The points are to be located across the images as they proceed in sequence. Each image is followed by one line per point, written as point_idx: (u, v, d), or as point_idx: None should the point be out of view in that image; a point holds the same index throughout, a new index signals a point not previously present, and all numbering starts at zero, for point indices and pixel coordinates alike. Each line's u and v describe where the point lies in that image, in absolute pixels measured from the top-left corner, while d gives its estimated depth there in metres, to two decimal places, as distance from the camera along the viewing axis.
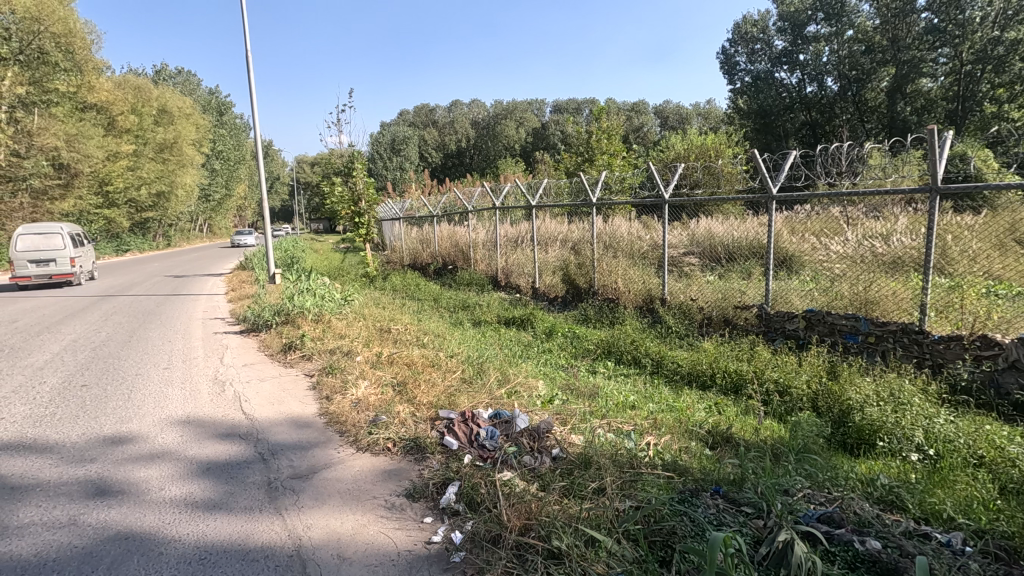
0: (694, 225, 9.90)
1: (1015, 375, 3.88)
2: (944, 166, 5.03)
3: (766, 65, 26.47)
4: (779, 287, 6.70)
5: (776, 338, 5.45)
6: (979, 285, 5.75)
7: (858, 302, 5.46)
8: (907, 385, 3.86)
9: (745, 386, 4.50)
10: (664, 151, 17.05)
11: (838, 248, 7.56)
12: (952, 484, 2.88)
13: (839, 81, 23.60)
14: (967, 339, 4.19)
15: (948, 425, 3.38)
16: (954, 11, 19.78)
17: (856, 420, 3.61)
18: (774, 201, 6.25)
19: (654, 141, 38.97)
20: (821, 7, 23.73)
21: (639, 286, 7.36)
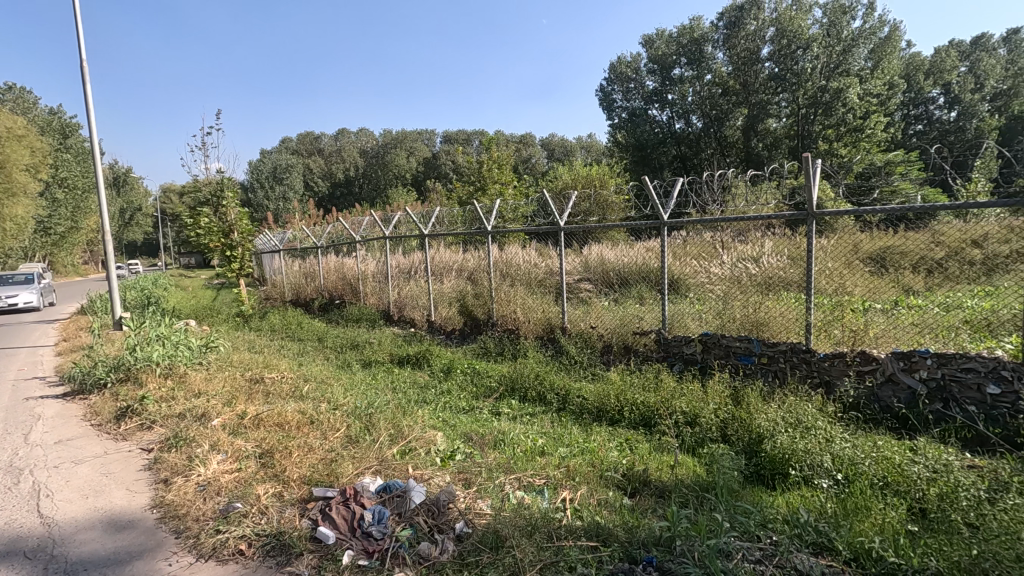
0: (587, 251, 9.95)
1: (893, 389, 4.02)
2: (818, 187, 5.47)
3: (640, 103, 28.41)
4: (674, 310, 6.76)
5: (676, 364, 5.37)
6: (847, 302, 6.18)
7: (748, 324, 5.61)
8: (807, 407, 3.81)
9: (654, 419, 4.29)
10: (552, 181, 17.39)
11: (719, 271, 7.92)
12: (867, 510, 2.75)
13: (703, 119, 25.87)
14: (849, 355, 4.28)
15: (850, 447, 3.29)
16: (790, 62, 22.75)
17: (768, 449, 3.48)
18: (666, 227, 6.31)
19: (541, 172, 40.33)
20: (683, 53, 26.05)
21: (538, 315, 7.10)
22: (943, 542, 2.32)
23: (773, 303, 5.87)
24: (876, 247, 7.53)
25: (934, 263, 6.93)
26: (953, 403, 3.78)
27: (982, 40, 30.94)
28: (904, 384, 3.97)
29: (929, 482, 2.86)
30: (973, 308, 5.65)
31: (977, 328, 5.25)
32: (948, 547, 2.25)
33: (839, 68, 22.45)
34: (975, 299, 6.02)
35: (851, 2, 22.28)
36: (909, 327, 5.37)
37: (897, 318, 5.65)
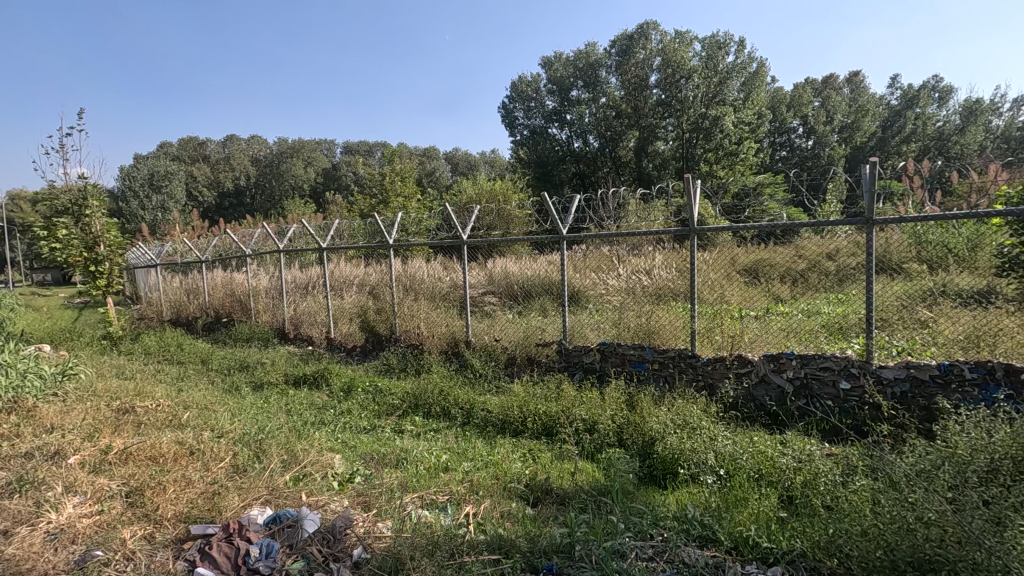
0: (491, 265, 10.05)
1: (765, 388, 4.45)
2: (698, 205, 5.95)
3: (541, 121, 29.38)
4: (574, 321, 7.00)
5: (577, 373, 5.56)
6: (727, 311, 6.77)
7: (641, 333, 5.95)
8: (693, 408, 4.09)
9: (556, 428, 4.40)
10: (456, 194, 17.42)
11: (615, 283, 8.34)
12: (745, 502, 3.00)
13: (599, 139, 27.16)
14: (728, 359, 4.67)
15: (730, 443, 3.57)
16: (674, 90, 24.67)
17: (660, 451, 3.70)
18: (565, 242, 6.55)
19: (445, 186, 40.25)
20: (580, 76, 27.39)
21: (442, 329, 7.04)
22: (806, 525, 2.58)
23: (663, 313, 6.27)
24: (750, 260, 8.32)
25: (797, 273, 7.78)
26: (814, 398, 4.24)
27: (830, 79, 35.55)
28: (774, 383, 4.40)
29: (796, 471, 3.18)
30: (828, 313, 6.41)
31: (832, 331, 5.96)
32: (810, 529, 2.51)
33: (716, 98, 24.81)
34: (830, 306, 6.83)
35: (725, 39, 24.67)
36: (778, 332, 5.98)
37: (768, 324, 6.27)
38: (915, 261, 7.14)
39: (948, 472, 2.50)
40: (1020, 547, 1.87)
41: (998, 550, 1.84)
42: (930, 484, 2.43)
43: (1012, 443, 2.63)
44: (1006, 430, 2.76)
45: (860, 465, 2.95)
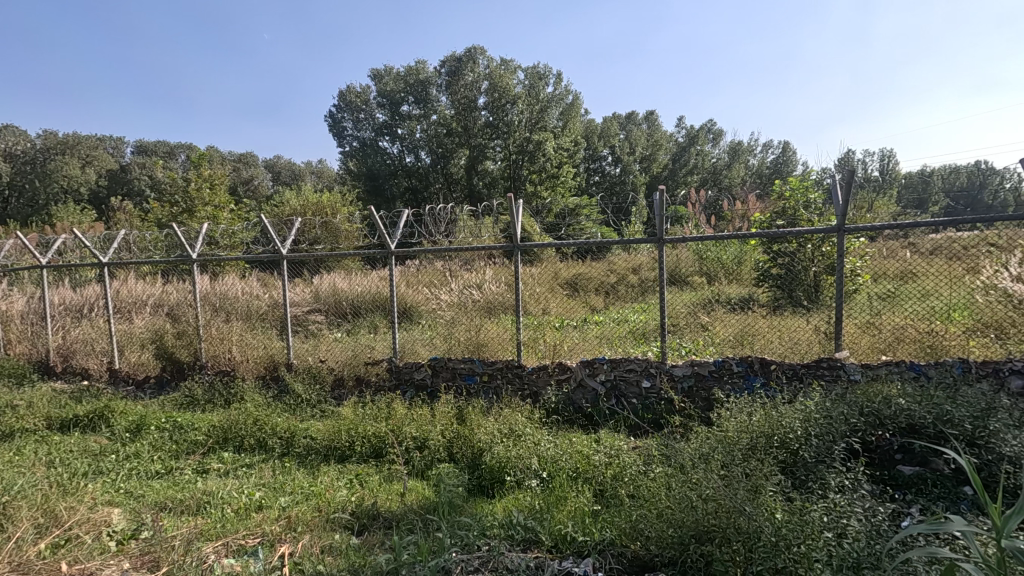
0: (317, 281, 9.44)
1: (582, 392, 4.83)
2: (521, 222, 6.26)
3: (370, 133, 28.66)
4: (404, 337, 6.87)
5: (408, 391, 5.44)
6: (549, 322, 7.24)
7: (471, 346, 6.06)
8: (519, 416, 4.27)
9: (385, 449, 4.24)
10: (276, 205, 16.04)
11: (447, 298, 8.38)
12: (564, 500, 3.20)
13: (430, 155, 27.31)
14: (550, 367, 4.97)
15: (552, 446, 3.78)
16: (501, 113, 25.96)
17: (488, 461, 3.77)
18: (394, 257, 6.41)
19: (265, 197, 36.96)
20: (410, 91, 27.43)
21: (259, 352, 6.39)
22: (614, 515, 2.84)
23: (491, 326, 6.47)
24: (570, 273, 9.02)
25: (609, 286, 8.64)
26: (622, 397, 4.72)
27: (632, 115, 40.61)
28: (590, 386, 4.81)
29: (607, 466, 3.49)
30: (634, 321, 7.21)
31: (637, 336, 6.71)
32: (617, 518, 2.76)
33: (538, 124, 26.74)
34: (636, 314, 7.70)
35: (545, 71, 26.73)
36: (593, 339, 6.54)
37: (585, 333, 6.83)
38: (697, 274, 8.41)
39: (720, 452, 2.95)
40: (770, 509, 2.28)
41: (755, 514, 2.21)
42: (707, 464, 2.84)
43: (766, 423, 3.21)
44: (761, 413, 3.35)
45: (657, 454, 3.34)
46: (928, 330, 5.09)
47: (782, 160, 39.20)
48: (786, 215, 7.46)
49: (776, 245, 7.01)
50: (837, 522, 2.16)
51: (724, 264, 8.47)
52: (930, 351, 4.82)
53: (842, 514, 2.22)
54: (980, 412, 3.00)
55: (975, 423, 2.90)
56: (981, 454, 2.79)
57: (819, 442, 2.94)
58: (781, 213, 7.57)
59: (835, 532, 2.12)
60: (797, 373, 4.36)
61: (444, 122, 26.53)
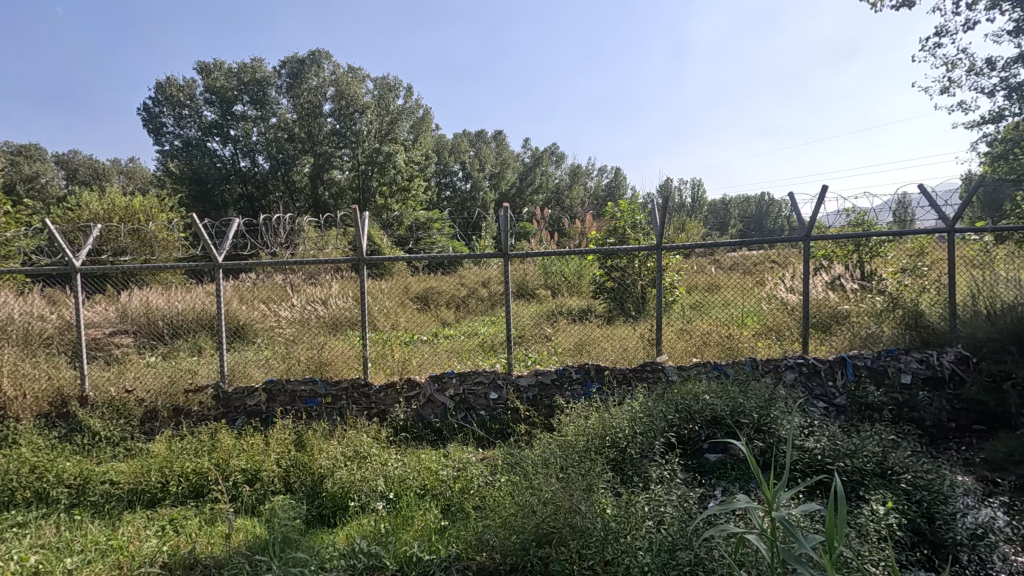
0: (124, 298, 8.12)
1: (431, 407, 4.79)
2: (367, 235, 6.00)
3: (196, 132, 25.75)
4: (234, 359, 6.19)
5: (238, 419, 4.89)
6: (398, 337, 7.07)
7: (313, 365, 5.67)
8: (364, 436, 4.08)
9: (209, 486, 3.76)
10: (70, 209, 13.53)
11: (286, 314, 7.74)
12: (411, 520, 3.13)
13: (269, 160, 25.35)
14: (398, 384, 4.84)
15: (399, 465, 3.68)
16: (348, 121, 25.00)
17: (329, 487, 3.54)
18: (222, 270, 5.77)
19: (55, 198, 31.02)
20: (245, 91, 25.26)
21: (41, 385, 5.28)
22: (460, 529, 2.85)
23: (336, 343, 6.13)
24: (420, 287, 8.91)
25: (460, 300, 8.88)
26: (471, 410, 4.77)
27: (481, 134, 41.85)
28: (439, 401, 4.79)
29: (455, 480, 3.49)
30: (483, 334, 7.35)
31: (486, 348, 6.85)
32: (463, 531, 2.78)
33: (387, 136, 26.27)
34: (485, 327, 7.86)
35: (395, 83, 26.42)
36: (443, 353, 6.53)
37: (435, 347, 6.79)
38: (543, 287, 8.87)
39: (559, 456, 3.12)
40: (601, 506, 2.47)
41: (588, 512, 2.37)
42: (547, 469, 2.99)
43: (598, 425, 3.47)
44: (595, 415, 3.63)
45: (503, 464, 3.43)
46: (729, 334, 5.95)
47: (615, 184, 43.30)
48: (617, 233, 8.24)
49: (609, 261, 7.69)
50: (656, 510, 2.41)
51: (566, 278, 9.04)
52: (728, 352, 5.63)
53: (660, 502, 2.48)
54: (764, 403, 3.58)
55: (761, 412, 3.45)
56: (765, 438, 3.32)
57: (643, 439, 3.26)
58: (613, 231, 8.33)
59: (655, 519, 2.36)
60: (626, 377, 4.80)
61: (284, 127, 24.91)
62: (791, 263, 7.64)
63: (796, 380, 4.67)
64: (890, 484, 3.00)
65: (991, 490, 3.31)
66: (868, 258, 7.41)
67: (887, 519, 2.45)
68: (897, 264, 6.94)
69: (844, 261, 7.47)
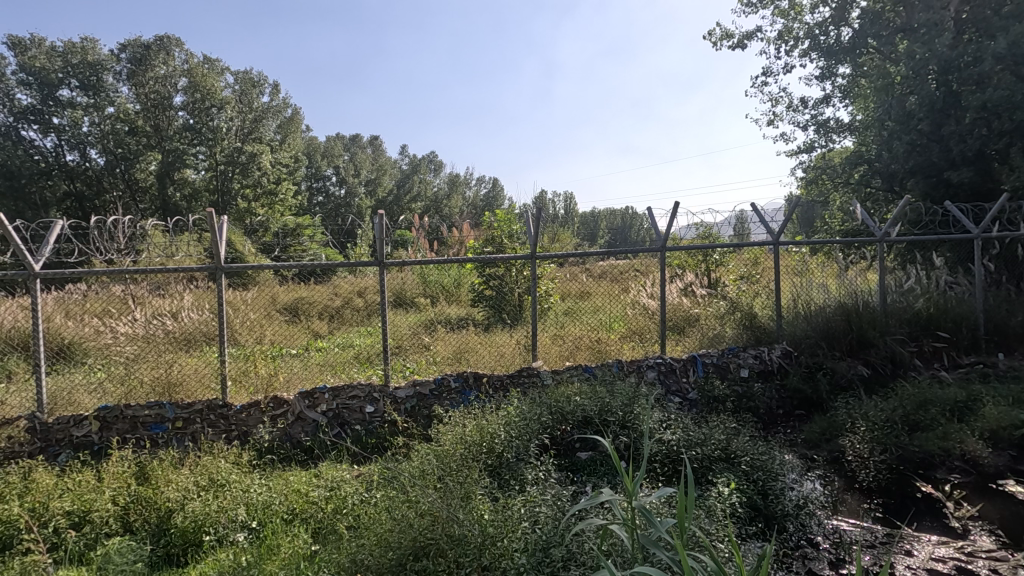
0: None
1: (301, 425, 4.50)
2: (224, 242, 5.46)
3: (6, 118, 21.76)
4: (56, 383, 5.27)
5: (61, 454, 4.17)
6: (262, 352, 6.55)
7: (159, 387, 5.03)
8: (222, 462, 3.70)
9: (20, 536, 3.15)
10: None
11: (126, 328, 6.77)
12: (277, 548, 2.90)
13: (104, 155, 22.20)
14: (262, 403, 4.46)
15: (262, 490, 3.40)
16: (204, 117, 22.74)
17: (179, 522, 3.16)
18: (40, 280, 4.92)
19: None
20: (73, 74, 21.93)
21: None
22: (332, 552, 2.69)
23: (188, 361, 5.50)
24: (289, 297, 8.34)
25: (334, 310, 8.40)
26: (345, 425, 4.57)
27: (356, 138, 40.41)
28: (309, 419, 4.52)
29: (327, 501, 3.30)
30: (359, 346, 7.07)
31: (361, 361, 6.59)
32: (335, 554, 2.62)
33: (252, 134, 24.39)
34: (362, 338, 7.56)
35: (259, 78, 24.63)
36: (315, 367, 6.16)
37: (306, 361, 6.39)
38: (421, 296, 8.76)
39: (436, 466, 3.09)
40: (478, 512, 2.51)
41: (466, 520, 2.39)
42: (425, 480, 2.95)
43: (476, 431, 3.50)
44: (473, 422, 3.65)
45: (379, 479, 3.32)
46: (598, 338, 6.33)
47: (492, 194, 44.17)
48: (494, 243, 8.45)
49: (487, 269, 7.89)
50: (532, 511, 2.49)
51: (444, 287, 9.01)
52: (598, 354, 6.00)
53: (536, 502, 2.56)
54: (628, 401, 3.86)
55: (625, 410, 3.72)
56: (629, 433, 3.60)
57: (519, 443, 3.37)
58: (490, 240, 8.49)
59: (530, 520, 2.44)
60: (503, 383, 4.90)
61: (124, 118, 22.01)
62: (651, 271, 8.35)
63: (655, 378, 5.08)
64: (733, 466, 3.38)
65: (810, 465, 3.87)
66: (713, 267, 8.35)
67: (731, 498, 2.75)
68: (736, 271, 8.28)
69: (695, 269, 8.33)
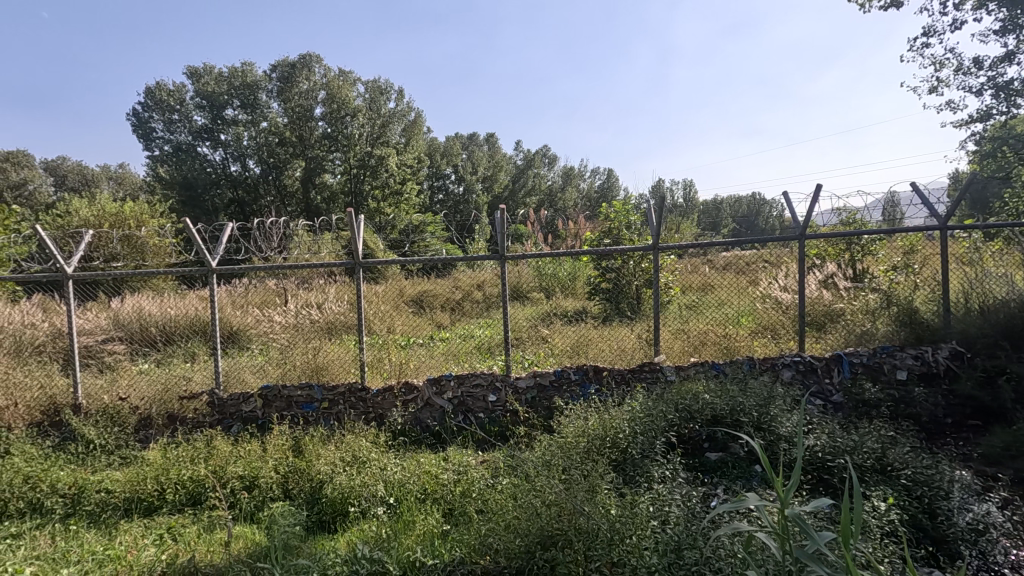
0: (118, 303, 7.80)
1: (429, 411, 4.77)
2: (361, 239, 5.89)
3: (187, 137, 25.55)
4: (229, 364, 6.08)
5: (234, 426, 4.82)
6: (393, 341, 7.05)
7: (309, 371, 5.62)
8: (363, 441, 4.02)
9: (206, 494, 3.69)
10: (59, 209, 12.85)
11: (280, 318, 7.59)
12: (412, 525, 3.11)
13: (260, 164, 25.15)
14: (395, 388, 4.79)
15: (398, 470, 3.65)
16: (340, 125, 24.84)
17: (329, 493, 3.50)
18: (215, 275, 5.67)
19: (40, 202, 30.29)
20: (236, 95, 25.10)
21: (35, 393, 5.01)
22: (463, 533, 2.82)
23: (331, 348, 6.04)
24: (415, 290, 8.86)
25: (455, 302, 8.89)
26: (469, 413, 4.76)
27: (473, 136, 41.79)
28: (437, 405, 4.76)
29: (456, 485, 3.46)
30: (480, 336, 7.33)
31: (483, 351, 6.83)
32: (466, 535, 2.75)
33: (380, 139, 26.17)
34: (482, 329, 7.81)
35: (386, 86, 26.35)
36: (440, 356, 6.48)
37: (432, 350, 6.75)
38: (537, 289, 8.88)
39: (560, 457, 3.10)
40: (605, 507, 2.46)
41: (593, 514, 2.37)
42: (549, 471, 2.97)
43: (599, 425, 3.46)
44: (595, 416, 3.62)
45: (504, 466, 3.40)
46: (726, 333, 5.96)
47: (606, 186, 43.47)
48: (612, 234, 8.29)
49: (604, 262, 7.77)
50: (660, 511, 2.41)
51: (560, 280, 9.02)
52: (725, 351, 5.64)
53: (664, 502, 2.48)
54: (762, 402, 3.59)
55: (760, 411, 3.45)
56: (765, 436, 3.33)
57: (643, 439, 3.27)
58: (608, 232, 8.32)
59: (659, 520, 2.36)
60: (624, 377, 4.80)
61: (275, 131, 24.75)
62: (784, 262, 7.69)
63: (793, 378, 4.68)
64: (890, 480, 3.01)
65: (989, 484, 3.33)
66: (860, 257, 7.47)
67: (890, 516, 2.45)
68: (889, 260, 7.33)
69: (837, 259, 7.52)
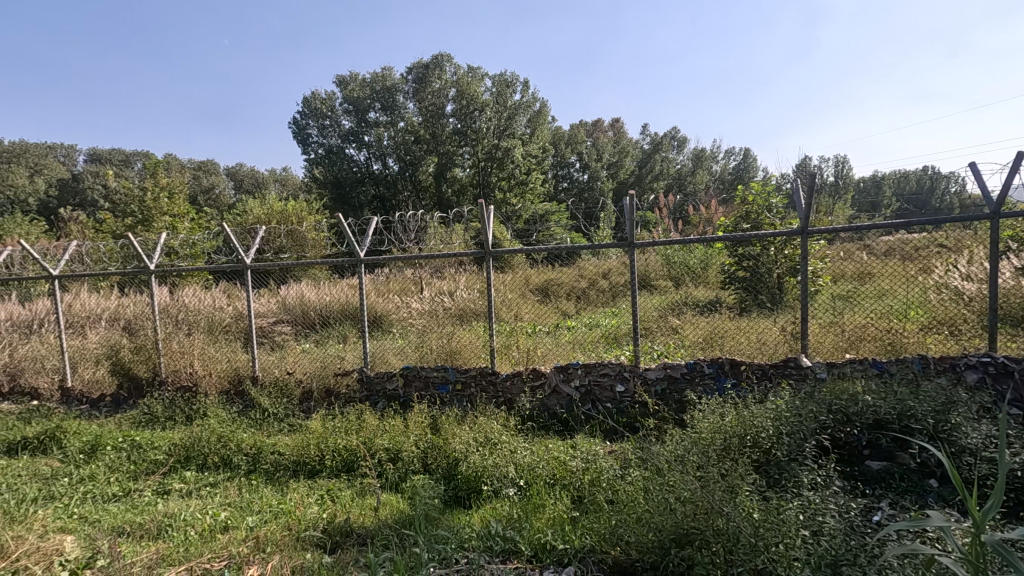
0: (285, 291, 8.88)
1: (557, 398, 4.82)
2: (490, 229, 6.07)
3: (337, 140, 28.20)
4: (374, 347, 6.65)
5: (379, 402, 5.27)
6: (520, 329, 7.22)
7: (444, 355, 5.96)
8: (494, 424, 4.18)
9: (357, 462, 4.10)
10: (238, 209, 14.89)
11: (417, 305, 8.14)
12: (543, 507, 3.18)
13: (398, 162, 27.03)
14: (524, 374, 4.90)
15: (528, 454, 3.74)
16: (469, 120, 25.83)
17: (464, 470, 3.69)
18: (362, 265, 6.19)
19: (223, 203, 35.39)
20: (377, 98, 27.15)
21: (223, 366, 5.90)
22: (593, 520, 2.82)
23: (463, 334, 6.35)
24: (540, 279, 8.98)
25: (580, 291, 8.85)
26: (596, 402, 4.73)
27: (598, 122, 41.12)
28: (564, 392, 4.80)
29: (584, 472, 3.46)
30: (606, 325, 7.25)
31: (609, 340, 6.74)
32: (597, 523, 2.75)
33: (506, 131, 26.77)
34: (608, 318, 7.72)
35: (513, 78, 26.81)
36: (566, 344, 6.52)
37: (558, 338, 6.81)
38: (666, 278, 8.52)
39: (695, 453, 2.96)
40: (747, 509, 2.31)
41: (733, 515, 2.23)
42: (684, 466, 2.84)
43: (738, 423, 3.24)
44: (734, 413, 3.39)
45: (633, 458, 3.33)
46: (889, 328, 5.25)
47: (742, 167, 40.42)
48: (750, 219, 7.67)
49: (741, 248, 7.23)
50: (812, 519, 2.20)
51: (691, 268, 8.57)
52: (889, 347, 4.98)
53: (817, 510, 2.25)
54: (940, 407, 3.11)
55: (937, 418, 2.99)
56: (943, 446, 2.88)
57: (791, 440, 3.00)
58: (746, 217, 7.71)
59: (812, 529, 2.16)
60: (766, 373, 4.44)
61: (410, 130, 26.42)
62: (967, 246, 6.56)
63: (979, 381, 3.99)
64: None
65: None
66: None
67: None
68: None
69: None
